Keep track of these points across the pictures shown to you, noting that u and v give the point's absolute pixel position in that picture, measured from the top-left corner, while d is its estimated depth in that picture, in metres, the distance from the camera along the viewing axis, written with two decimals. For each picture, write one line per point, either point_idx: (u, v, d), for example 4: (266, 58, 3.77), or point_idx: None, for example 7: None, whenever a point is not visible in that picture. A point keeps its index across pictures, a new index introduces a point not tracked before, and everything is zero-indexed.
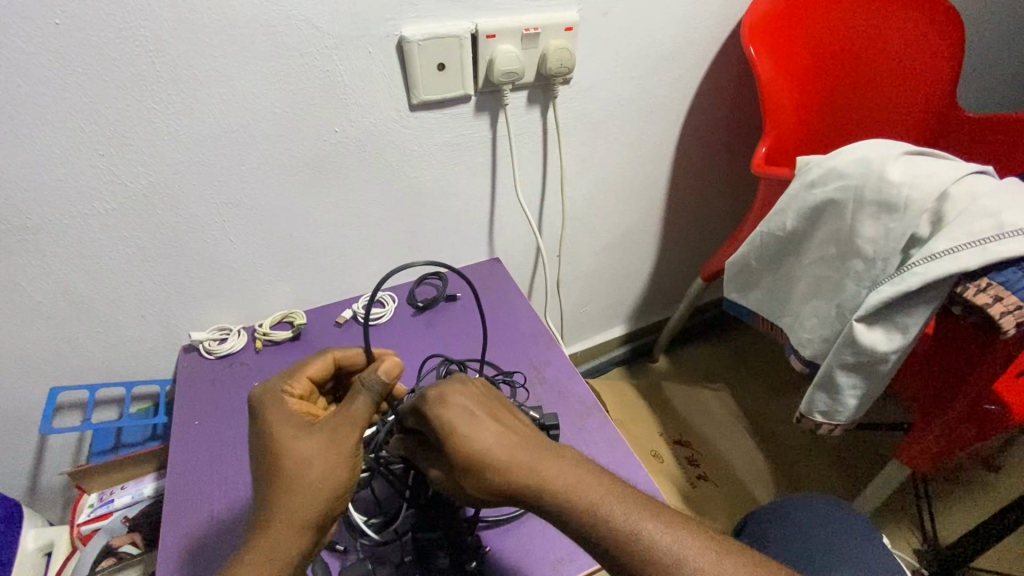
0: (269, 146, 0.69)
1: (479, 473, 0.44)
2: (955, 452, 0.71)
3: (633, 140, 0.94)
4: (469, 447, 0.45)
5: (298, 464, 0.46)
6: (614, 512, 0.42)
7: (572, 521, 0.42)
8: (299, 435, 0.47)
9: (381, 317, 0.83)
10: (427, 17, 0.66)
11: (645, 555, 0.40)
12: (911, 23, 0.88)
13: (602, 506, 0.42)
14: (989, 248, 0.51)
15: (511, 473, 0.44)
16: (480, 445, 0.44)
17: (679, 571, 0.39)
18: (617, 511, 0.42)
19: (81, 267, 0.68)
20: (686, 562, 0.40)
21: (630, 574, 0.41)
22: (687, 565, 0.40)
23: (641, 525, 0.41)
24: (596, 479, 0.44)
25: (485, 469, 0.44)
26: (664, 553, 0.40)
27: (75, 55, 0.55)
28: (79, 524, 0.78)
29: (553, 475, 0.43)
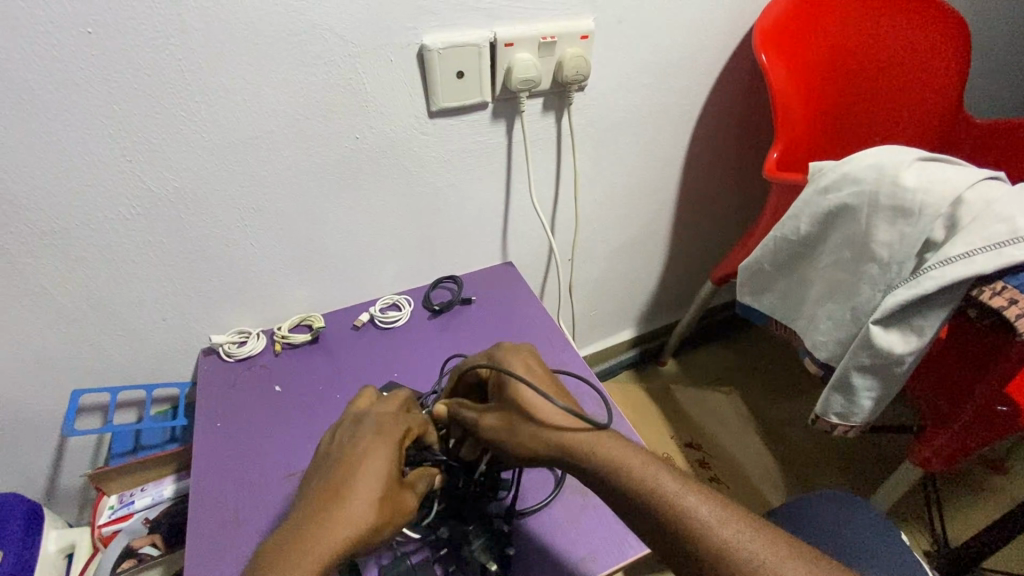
0: (291, 152, 0.70)
1: (536, 428, 0.51)
2: (968, 453, 0.72)
3: (645, 145, 0.95)
4: (531, 408, 0.52)
5: (364, 499, 0.48)
6: (656, 476, 0.46)
7: (616, 479, 0.47)
8: (373, 476, 0.50)
9: (398, 320, 0.84)
10: (447, 26, 0.68)
11: (681, 514, 0.44)
12: (919, 30, 0.89)
13: (647, 469, 0.47)
14: (1004, 252, 0.52)
15: (565, 430, 0.50)
16: (541, 406, 0.52)
17: (711, 534, 0.43)
18: (658, 475, 0.46)
19: (107, 271, 0.69)
20: (718, 524, 0.43)
21: (666, 535, 0.44)
22: (719, 527, 0.43)
23: (679, 489, 0.45)
24: (641, 451, 0.49)
25: (542, 426, 0.51)
26: (698, 516, 0.44)
27: (107, 63, 0.56)
28: (100, 525, 0.78)
29: (603, 439, 0.49)
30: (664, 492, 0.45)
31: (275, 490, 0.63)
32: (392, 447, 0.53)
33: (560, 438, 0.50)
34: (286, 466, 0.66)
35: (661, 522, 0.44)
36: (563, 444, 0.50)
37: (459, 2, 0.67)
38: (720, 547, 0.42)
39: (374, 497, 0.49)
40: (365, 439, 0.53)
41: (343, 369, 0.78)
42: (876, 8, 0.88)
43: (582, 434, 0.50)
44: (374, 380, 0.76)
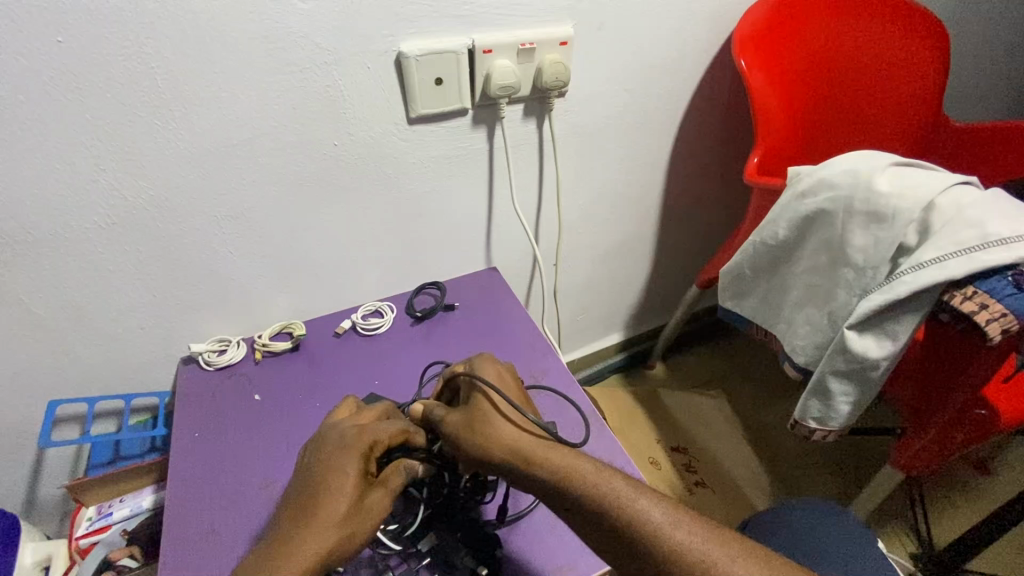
0: (269, 159, 0.69)
1: (495, 437, 0.51)
2: (948, 456, 0.72)
3: (627, 150, 0.96)
4: (490, 417, 0.53)
5: (330, 516, 0.49)
6: (610, 482, 0.48)
7: (566, 493, 0.48)
8: (339, 492, 0.50)
9: (379, 327, 0.84)
10: (424, 33, 0.68)
11: (634, 518, 0.46)
12: (897, 36, 0.90)
13: (601, 477, 0.48)
14: (974, 257, 0.52)
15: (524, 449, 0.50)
16: (497, 425, 0.52)
17: (663, 535, 0.45)
18: (612, 482, 0.48)
19: (82, 280, 0.69)
20: (668, 525, 0.45)
21: (620, 540, 0.46)
22: (671, 528, 0.45)
23: (632, 494, 0.47)
24: (593, 459, 0.50)
25: (501, 434, 0.51)
26: (650, 520, 0.46)
27: (78, 72, 0.56)
28: (77, 537, 0.77)
29: (559, 448, 0.50)
30: (618, 497, 0.47)
31: (252, 500, 0.63)
32: (359, 458, 0.52)
33: (518, 446, 0.50)
34: (264, 476, 0.65)
35: (615, 528, 0.46)
36: (521, 454, 0.50)
37: (436, 10, 0.67)
38: (672, 548, 0.44)
39: (342, 513, 0.49)
40: (332, 453, 0.53)
41: (323, 377, 0.77)
42: (855, 14, 0.89)
43: (539, 443, 0.50)
44: (354, 388, 0.76)
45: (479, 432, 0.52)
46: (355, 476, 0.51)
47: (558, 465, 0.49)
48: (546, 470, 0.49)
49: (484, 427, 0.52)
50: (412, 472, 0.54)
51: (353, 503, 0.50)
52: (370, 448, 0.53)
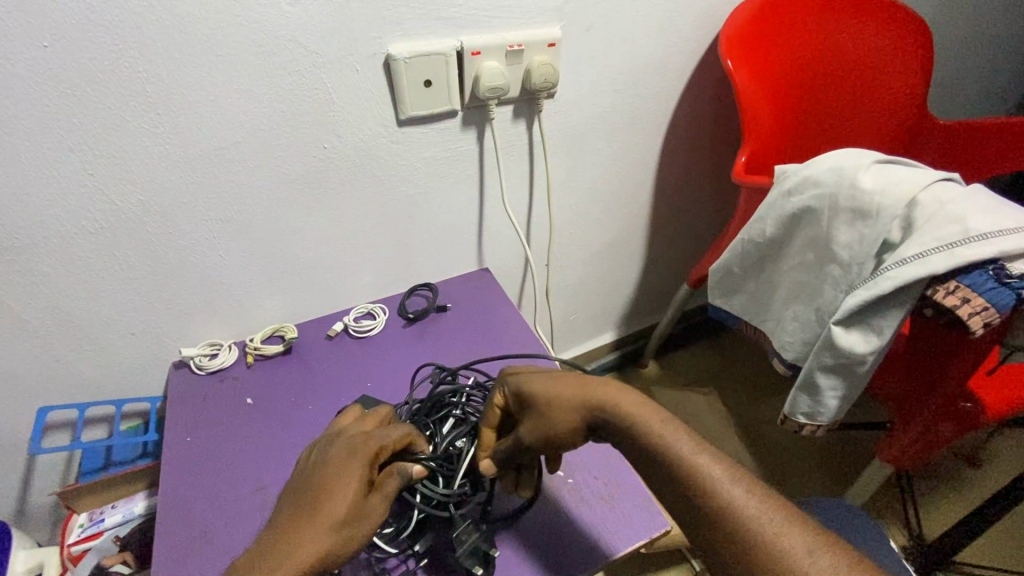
0: (259, 163, 0.70)
1: (560, 401, 0.52)
2: (935, 449, 0.73)
3: (617, 151, 0.96)
4: (549, 387, 0.54)
5: (329, 519, 0.49)
6: (671, 439, 0.48)
7: (633, 439, 0.49)
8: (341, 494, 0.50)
9: (372, 329, 0.84)
10: (413, 35, 0.68)
11: (694, 471, 0.46)
12: (882, 37, 0.91)
13: (664, 433, 0.49)
14: (956, 252, 0.53)
15: (593, 404, 0.52)
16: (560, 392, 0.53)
17: (722, 492, 0.44)
18: (675, 437, 0.48)
19: (72, 286, 0.68)
20: (725, 480, 0.45)
21: (682, 495, 0.46)
22: (730, 487, 0.44)
23: (694, 450, 0.47)
24: (661, 413, 0.51)
25: (566, 396, 0.53)
26: (711, 475, 0.45)
27: (66, 78, 0.56)
28: (68, 544, 0.77)
29: (631, 400, 0.52)
30: (680, 454, 0.47)
31: (245, 503, 0.63)
32: (364, 461, 0.52)
33: (586, 405, 0.52)
34: (257, 479, 0.65)
35: (678, 482, 0.46)
36: (588, 412, 0.52)
37: (424, 12, 0.67)
38: (728, 505, 0.44)
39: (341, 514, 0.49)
40: (337, 456, 0.53)
41: (315, 380, 0.77)
42: (840, 14, 0.90)
43: (611, 396, 0.52)
44: (346, 390, 0.76)
45: (546, 403, 0.53)
46: (357, 479, 0.51)
47: (624, 418, 0.50)
48: (617, 424, 0.51)
49: (549, 397, 0.53)
50: (408, 472, 0.53)
51: (354, 505, 0.50)
52: (375, 452, 0.53)
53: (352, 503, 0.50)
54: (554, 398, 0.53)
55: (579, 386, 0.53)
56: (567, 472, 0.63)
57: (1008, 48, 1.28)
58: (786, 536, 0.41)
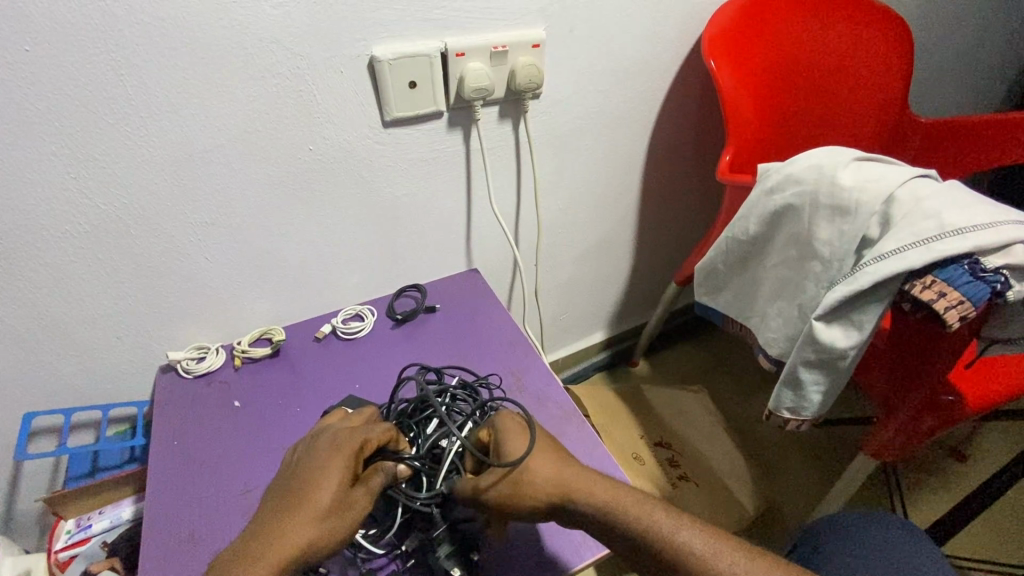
0: (244, 164, 0.69)
1: (535, 485, 0.53)
2: (917, 441, 0.75)
3: (604, 151, 0.97)
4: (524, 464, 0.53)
5: (314, 509, 0.49)
6: (652, 515, 0.51)
7: (609, 522, 0.51)
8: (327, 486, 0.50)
9: (360, 330, 0.84)
10: (396, 37, 0.68)
11: (676, 547, 0.49)
12: (863, 36, 0.93)
13: (644, 512, 0.51)
14: (932, 247, 0.54)
15: (563, 488, 0.53)
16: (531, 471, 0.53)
17: (708, 564, 0.48)
18: (654, 513, 0.51)
19: (56, 290, 0.68)
20: (711, 554, 0.49)
21: (668, 568, 0.49)
22: (715, 557, 0.48)
23: (678, 525, 0.51)
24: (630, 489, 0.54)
25: (541, 478, 0.53)
26: (697, 549, 0.49)
27: (46, 80, 0.55)
28: (56, 550, 0.76)
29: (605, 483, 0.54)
30: (662, 531, 0.50)
31: (233, 506, 0.63)
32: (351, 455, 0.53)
33: (563, 489, 0.53)
34: (244, 481, 0.65)
35: (664, 558, 0.49)
36: (561, 494, 0.53)
37: (407, 14, 0.67)
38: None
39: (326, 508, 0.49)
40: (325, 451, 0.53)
41: (303, 381, 0.77)
42: (822, 15, 0.91)
43: (581, 481, 0.53)
44: (334, 392, 0.76)
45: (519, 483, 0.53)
46: (343, 472, 0.51)
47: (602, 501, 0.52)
48: (594, 508, 0.52)
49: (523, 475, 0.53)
50: (391, 473, 0.54)
51: (339, 499, 0.50)
52: (360, 445, 0.54)
53: (337, 498, 0.50)
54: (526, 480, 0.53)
55: (553, 470, 0.54)
56: None
57: (987, 47, 1.30)
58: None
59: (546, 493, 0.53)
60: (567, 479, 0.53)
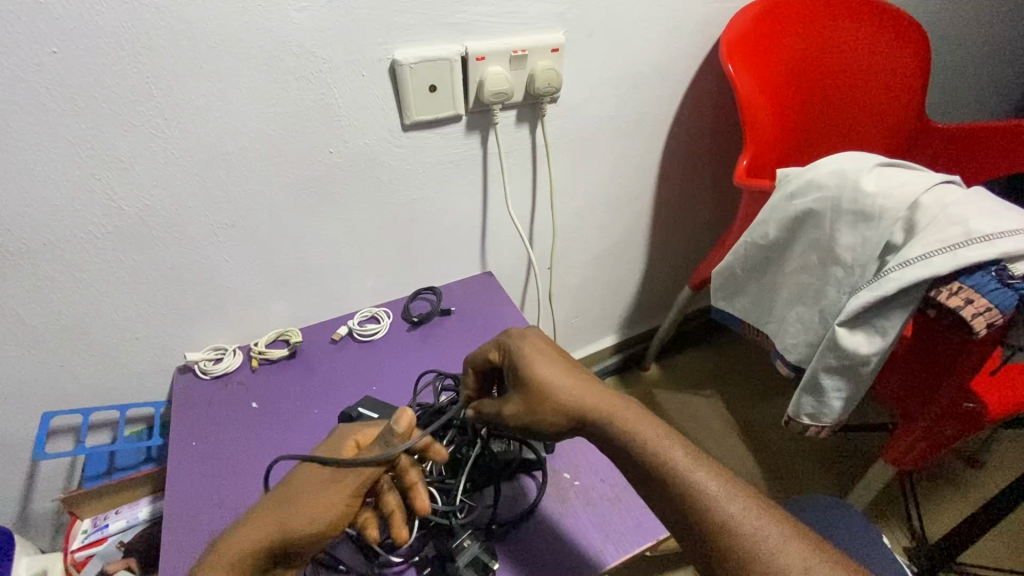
0: (267, 167, 0.70)
1: (555, 395, 0.53)
2: (940, 449, 0.74)
3: (619, 154, 0.97)
4: (548, 372, 0.54)
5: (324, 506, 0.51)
6: (670, 449, 0.48)
7: (629, 444, 0.49)
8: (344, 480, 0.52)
9: (376, 333, 0.85)
10: (417, 41, 0.68)
11: (687, 483, 0.45)
12: (881, 41, 0.92)
13: (661, 441, 0.48)
14: (958, 253, 0.54)
15: (581, 404, 0.52)
16: (548, 383, 0.53)
17: (715, 508, 0.43)
18: (671, 446, 0.48)
19: (77, 290, 0.68)
20: (723, 497, 0.44)
21: (675, 502, 0.45)
22: (724, 501, 0.44)
23: (693, 462, 0.46)
24: (653, 423, 0.50)
25: (562, 395, 0.53)
26: (710, 485, 0.45)
27: (71, 82, 0.56)
28: (73, 550, 0.77)
29: (628, 406, 0.52)
30: (676, 464, 0.46)
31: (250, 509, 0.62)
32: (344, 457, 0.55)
33: (583, 401, 0.52)
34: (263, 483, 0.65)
35: (673, 490, 0.45)
36: (580, 410, 0.52)
37: (429, 18, 0.68)
38: (722, 520, 0.43)
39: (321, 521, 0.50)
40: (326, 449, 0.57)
41: (322, 383, 0.78)
42: (839, 19, 0.91)
43: (604, 407, 0.52)
44: (352, 394, 0.76)
45: (540, 388, 0.53)
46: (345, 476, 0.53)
47: (622, 421, 0.50)
48: (608, 427, 0.51)
49: (547, 381, 0.53)
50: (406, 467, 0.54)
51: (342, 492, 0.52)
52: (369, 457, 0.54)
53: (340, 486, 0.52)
54: (536, 401, 0.53)
55: (578, 383, 0.54)
56: (572, 475, 0.63)
57: (1003, 53, 1.30)
58: (781, 551, 0.41)
59: (561, 412, 0.53)
60: (580, 403, 0.52)
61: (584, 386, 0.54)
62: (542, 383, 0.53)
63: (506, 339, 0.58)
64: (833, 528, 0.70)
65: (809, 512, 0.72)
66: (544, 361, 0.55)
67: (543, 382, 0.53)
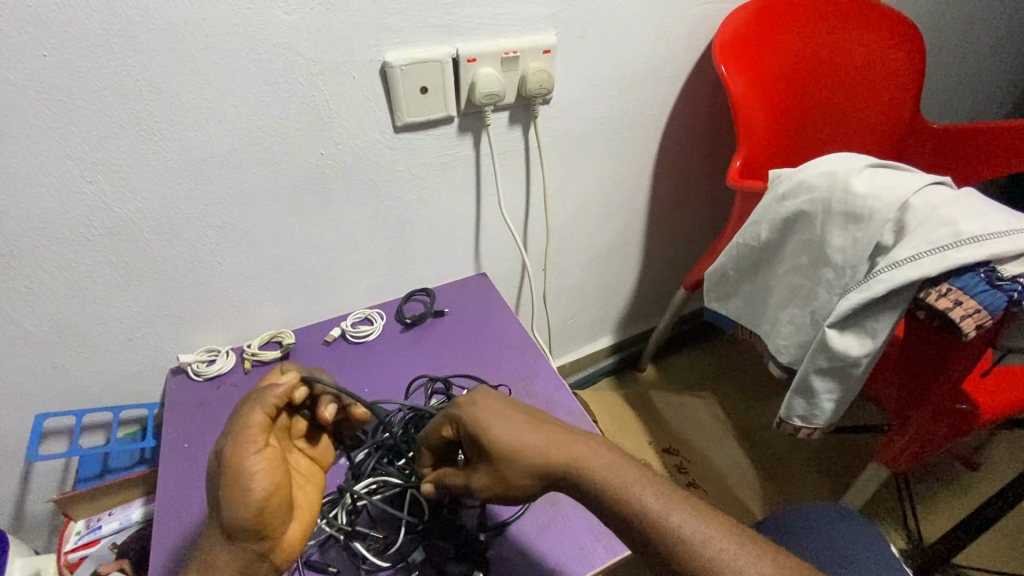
0: (259, 168, 0.70)
1: (522, 462, 0.50)
2: (931, 451, 0.74)
3: (613, 155, 0.97)
4: (508, 439, 0.51)
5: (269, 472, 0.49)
6: (641, 495, 0.47)
7: (601, 496, 0.48)
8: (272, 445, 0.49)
9: (369, 334, 0.84)
10: (408, 43, 0.68)
11: (664, 530, 0.45)
12: (875, 41, 0.92)
13: (631, 487, 0.47)
14: (947, 255, 0.54)
15: (548, 467, 0.50)
16: (511, 452, 0.51)
17: (696, 552, 0.43)
18: (642, 492, 0.47)
19: (69, 292, 0.68)
20: (699, 539, 0.44)
21: (658, 556, 0.45)
22: (702, 543, 0.43)
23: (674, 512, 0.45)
24: (622, 466, 0.49)
25: (526, 463, 0.50)
26: (687, 530, 0.44)
27: (61, 86, 0.56)
28: (65, 552, 0.76)
29: (593, 453, 0.50)
30: (650, 513, 0.46)
31: None
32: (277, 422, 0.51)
33: (550, 460, 0.50)
34: None
35: (651, 541, 0.45)
36: (548, 471, 0.50)
37: (420, 20, 0.68)
38: (704, 565, 0.43)
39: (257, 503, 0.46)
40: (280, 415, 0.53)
41: None
42: (833, 19, 0.91)
43: (572, 460, 0.50)
44: None
45: (503, 455, 0.51)
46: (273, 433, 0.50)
47: (591, 474, 0.49)
48: (580, 484, 0.49)
49: (507, 447, 0.51)
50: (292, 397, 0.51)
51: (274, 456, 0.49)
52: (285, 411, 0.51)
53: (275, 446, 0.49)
54: (505, 482, 0.51)
55: (541, 443, 0.51)
56: None
57: (999, 52, 1.29)
58: None
59: (532, 481, 0.51)
60: (546, 465, 0.50)
61: (545, 442, 0.51)
62: (505, 456, 0.51)
63: (455, 407, 0.55)
64: (827, 531, 0.70)
65: (801, 515, 0.73)
66: (502, 425, 0.52)
67: (506, 454, 0.51)
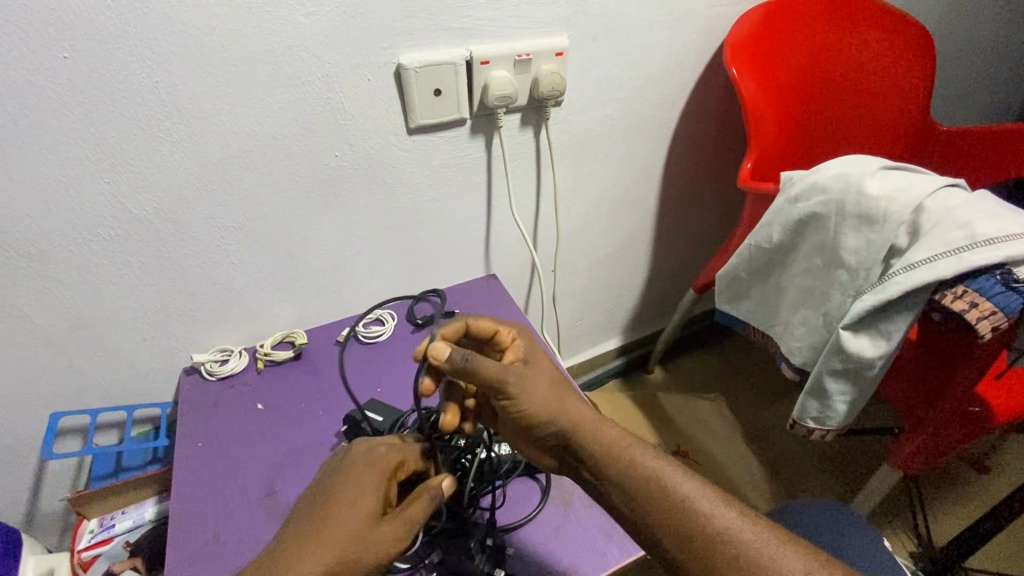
0: (274, 170, 0.71)
1: (557, 391, 0.54)
2: (945, 454, 0.74)
3: (623, 157, 0.97)
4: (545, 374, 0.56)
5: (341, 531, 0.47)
6: (658, 462, 0.50)
7: (619, 451, 0.51)
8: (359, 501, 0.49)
9: (381, 335, 0.85)
10: (422, 46, 0.69)
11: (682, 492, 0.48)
12: (885, 42, 0.92)
13: (648, 453, 0.51)
14: (963, 257, 0.54)
15: (573, 408, 0.53)
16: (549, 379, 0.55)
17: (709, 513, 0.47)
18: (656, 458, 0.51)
19: (86, 291, 0.69)
20: (712, 504, 0.48)
21: (670, 515, 0.47)
22: (714, 507, 0.47)
23: (693, 486, 0.48)
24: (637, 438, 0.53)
25: (560, 393, 0.54)
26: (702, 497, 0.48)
27: (82, 88, 0.57)
28: (79, 550, 0.76)
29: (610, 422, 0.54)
30: (669, 477, 0.49)
31: (255, 510, 0.63)
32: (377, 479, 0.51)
33: (576, 406, 0.54)
34: (266, 484, 0.65)
35: (667, 501, 0.48)
36: (574, 414, 0.53)
37: (434, 23, 0.68)
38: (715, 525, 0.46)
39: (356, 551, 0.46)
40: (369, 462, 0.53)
41: (325, 384, 0.78)
42: (843, 22, 0.91)
43: (593, 418, 0.53)
44: (356, 396, 0.76)
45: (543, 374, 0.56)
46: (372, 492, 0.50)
47: (611, 434, 0.52)
48: (600, 436, 0.52)
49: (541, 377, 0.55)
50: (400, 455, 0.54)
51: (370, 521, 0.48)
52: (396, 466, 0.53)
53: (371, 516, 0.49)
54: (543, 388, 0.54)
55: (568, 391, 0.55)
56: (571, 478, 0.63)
57: (1009, 55, 1.29)
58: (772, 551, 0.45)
59: (560, 410, 0.53)
60: (573, 405, 0.54)
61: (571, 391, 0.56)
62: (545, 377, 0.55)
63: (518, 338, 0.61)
64: (841, 535, 0.70)
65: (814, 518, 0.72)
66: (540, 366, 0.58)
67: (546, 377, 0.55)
